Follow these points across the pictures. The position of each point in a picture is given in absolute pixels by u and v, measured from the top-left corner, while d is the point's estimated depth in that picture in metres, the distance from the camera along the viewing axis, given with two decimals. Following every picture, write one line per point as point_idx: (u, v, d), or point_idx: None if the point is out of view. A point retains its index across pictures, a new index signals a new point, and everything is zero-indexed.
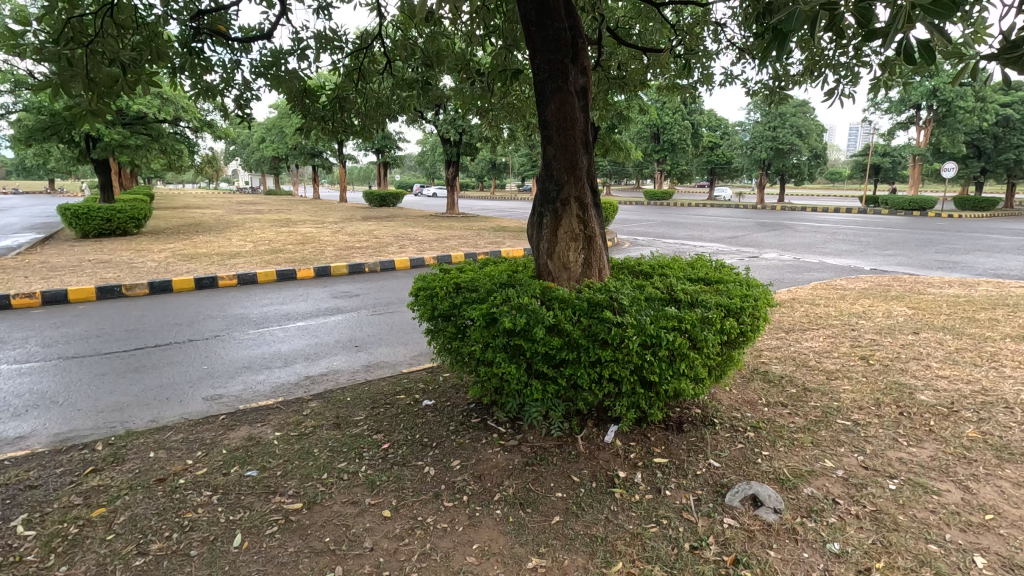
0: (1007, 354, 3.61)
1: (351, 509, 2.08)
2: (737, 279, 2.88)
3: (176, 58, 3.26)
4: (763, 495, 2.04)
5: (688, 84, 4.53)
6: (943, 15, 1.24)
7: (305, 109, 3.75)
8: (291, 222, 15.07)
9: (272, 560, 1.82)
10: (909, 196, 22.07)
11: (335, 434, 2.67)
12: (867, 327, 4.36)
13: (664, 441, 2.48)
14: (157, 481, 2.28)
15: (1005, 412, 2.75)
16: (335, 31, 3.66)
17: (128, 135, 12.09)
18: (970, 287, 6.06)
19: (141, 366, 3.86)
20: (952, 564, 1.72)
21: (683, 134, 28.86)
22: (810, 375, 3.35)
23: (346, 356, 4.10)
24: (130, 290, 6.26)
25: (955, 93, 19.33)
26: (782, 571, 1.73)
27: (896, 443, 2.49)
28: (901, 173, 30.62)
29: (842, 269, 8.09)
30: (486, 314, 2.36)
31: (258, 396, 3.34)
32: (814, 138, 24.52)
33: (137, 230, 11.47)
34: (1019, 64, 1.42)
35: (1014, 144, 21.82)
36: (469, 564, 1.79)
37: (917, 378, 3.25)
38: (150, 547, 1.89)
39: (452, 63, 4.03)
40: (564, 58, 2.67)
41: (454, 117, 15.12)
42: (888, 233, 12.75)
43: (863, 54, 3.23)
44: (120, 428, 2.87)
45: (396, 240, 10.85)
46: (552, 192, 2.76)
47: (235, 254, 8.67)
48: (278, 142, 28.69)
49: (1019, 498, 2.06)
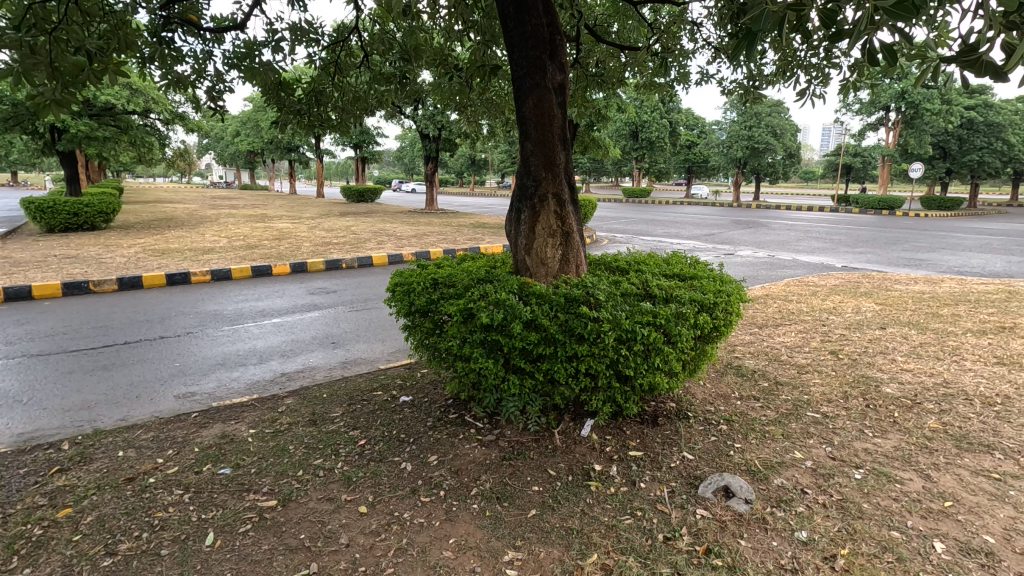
0: (968, 348, 3.74)
1: (327, 505, 2.07)
2: (711, 275, 2.93)
3: (145, 48, 3.18)
4: (734, 486, 2.08)
5: (665, 83, 4.57)
6: (904, 16, 1.27)
7: (280, 102, 3.69)
8: (267, 217, 14.82)
9: (245, 557, 1.80)
10: (878, 195, 22.60)
11: (311, 431, 2.65)
12: (836, 322, 4.47)
13: (639, 434, 2.52)
14: (126, 481, 2.23)
15: (965, 404, 2.86)
16: (310, 23, 3.60)
17: (95, 126, 11.71)
18: (935, 283, 6.23)
19: (110, 364, 3.75)
20: (913, 549, 1.79)
21: (660, 132, 29.19)
22: (781, 369, 3.43)
23: (323, 353, 4.06)
24: (98, 286, 6.09)
25: (922, 95, 19.91)
26: (753, 559, 1.77)
27: (863, 434, 2.57)
28: (871, 173, 31.34)
29: (813, 266, 8.25)
30: (463, 310, 2.36)
31: (232, 393, 3.28)
32: (787, 138, 25.07)
33: (106, 224, 11.17)
34: (975, 68, 1.46)
35: (977, 146, 22.61)
36: (446, 559, 1.79)
37: (883, 372, 3.36)
38: (119, 547, 1.85)
39: (430, 58, 4.02)
40: (541, 54, 2.67)
41: (434, 112, 14.94)
42: (860, 232, 12.90)
43: (833, 55, 3.30)
44: (87, 427, 2.81)
45: (375, 236, 10.76)
46: (530, 188, 2.77)
47: (208, 249, 8.49)
48: (252, 136, 28.07)
49: (977, 485, 2.14)
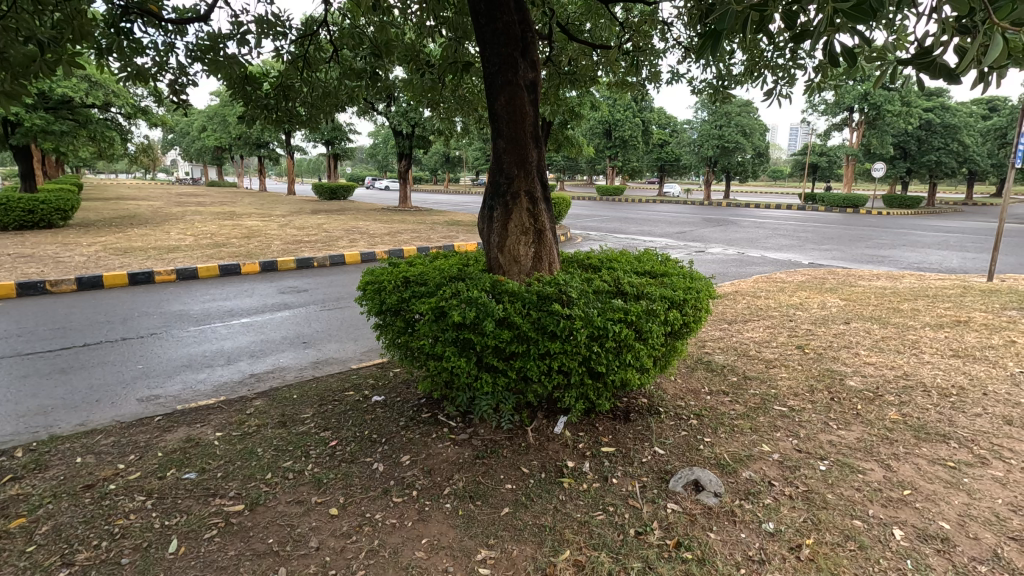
0: (926, 342, 3.88)
1: (297, 508, 2.03)
2: (681, 272, 2.97)
3: (103, 39, 3.06)
4: (704, 480, 2.12)
5: (637, 83, 4.61)
6: (862, 20, 1.29)
7: (247, 97, 3.59)
8: (235, 214, 14.50)
9: (211, 564, 1.76)
10: (843, 194, 23.22)
11: (280, 432, 2.60)
12: (803, 317, 4.58)
13: (611, 431, 2.54)
14: (84, 488, 2.15)
15: (923, 395, 2.97)
16: (277, 16, 3.51)
17: (52, 120, 11.27)
18: (896, 280, 6.43)
19: (68, 367, 3.61)
20: (873, 538, 1.85)
21: (633, 131, 29.56)
22: (750, 364, 3.50)
23: (293, 354, 3.98)
24: (55, 286, 5.86)
25: (883, 97, 20.63)
26: (722, 552, 1.80)
27: (827, 427, 2.64)
28: (836, 172, 32.23)
29: (781, 263, 8.41)
30: (435, 308, 2.34)
31: (198, 395, 3.20)
32: (756, 138, 25.66)
33: (63, 222, 10.76)
34: (930, 71, 1.51)
35: (935, 146, 23.47)
36: (418, 559, 1.78)
37: (846, 365, 3.46)
38: (76, 557, 1.78)
39: (402, 53, 3.97)
40: (512, 52, 2.66)
41: (407, 109, 14.83)
42: (825, 230, 13.19)
43: (799, 56, 3.37)
44: (43, 433, 2.70)
45: (347, 234, 10.62)
46: (502, 185, 2.76)
47: (172, 247, 8.26)
48: (219, 131, 27.38)
49: (933, 473, 2.22)
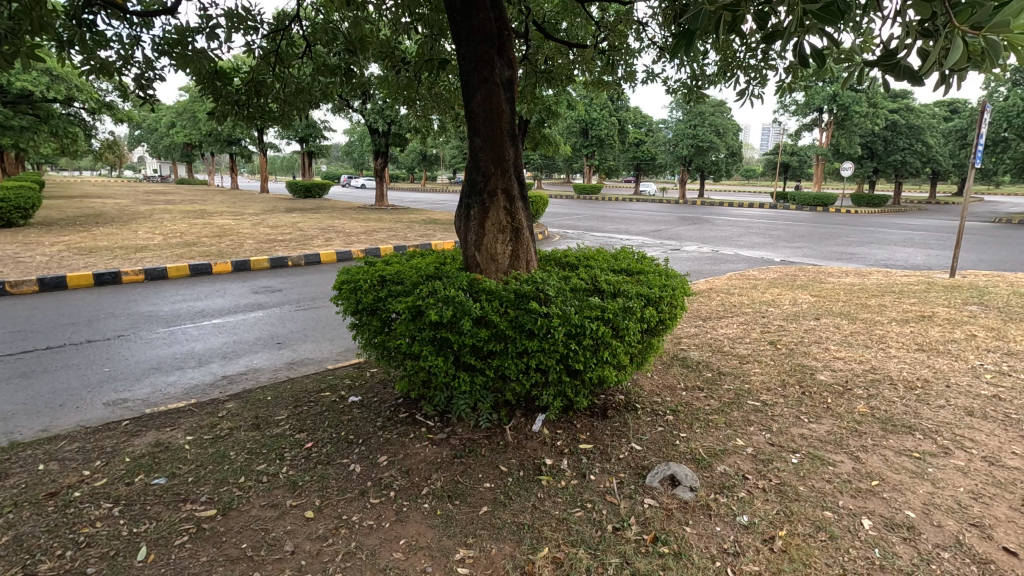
0: (893, 336, 3.99)
1: (271, 512, 2.00)
2: (657, 270, 2.99)
3: (63, 31, 2.95)
4: (680, 474, 2.14)
5: (613, 82, 4.65)
6: (829, 21, 1.32)
7: (216, 92, 3.50)
8: (205, 213, 14.18)
9: (181, 571, 1.72)
10: (814, 192, 23.72)
11: (254, 435, 2.55)
12: (775, 314, 4.68)
13: (589, 428, 2.56)
14: (47, 496, 2.08)
15: (890, 388, 3.06)
16: (248, 10, 3.44)
17: (10, 115, 10.87)
18: (864, 276, 6.60)
19: (29, 372, 3.48)
20: (843, 527, 1.90)
21: (609, 129, 29.85)
22: (724, 360, 3.55)
23: (267, 355, 3.90)
24: (16, 287, 5.66)
25: (852, 99, 21.10)
26: (698, 545, 1.83)
27: (798, 421, 2.70)
28: (806, 172, 33.01)
29: (754, 261, 8.60)
30: (412, 307, 2.32)
31: (169, 398, 3.12)
32: (729, 137, 26.11)
33: (23, 221, 10.38)
34: (895, 72, 1.55)
35: (900, 147, 24.18)
36: (396, 560, 1.76)
37: (817, 360, 3.53)
38: (39, 568, 1.72)
39: (376, 49, 3.93)
40: (488, 49, 2.65)
41: (383, 106, 14.66)
42: (797, 228, 13.40)
43: (770, 57, 3.43)
44: (2, 440, 2.59)
45: (323, 233, 10.46)
46: (479, 183, 2.74)
47: (139, 247, 8.03)
48: (189, 127, 26.74)
49: (900, 464, 2.29)
